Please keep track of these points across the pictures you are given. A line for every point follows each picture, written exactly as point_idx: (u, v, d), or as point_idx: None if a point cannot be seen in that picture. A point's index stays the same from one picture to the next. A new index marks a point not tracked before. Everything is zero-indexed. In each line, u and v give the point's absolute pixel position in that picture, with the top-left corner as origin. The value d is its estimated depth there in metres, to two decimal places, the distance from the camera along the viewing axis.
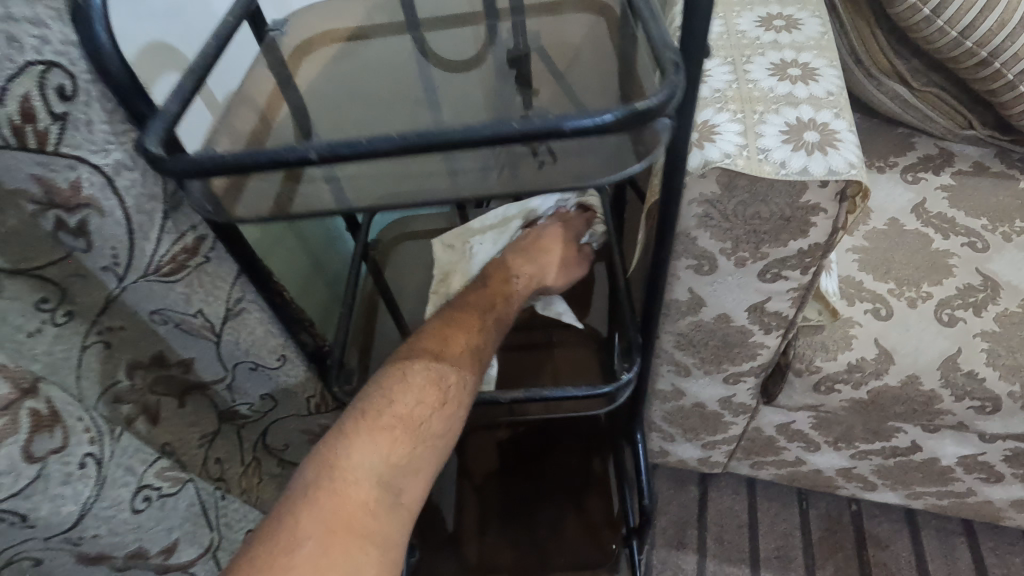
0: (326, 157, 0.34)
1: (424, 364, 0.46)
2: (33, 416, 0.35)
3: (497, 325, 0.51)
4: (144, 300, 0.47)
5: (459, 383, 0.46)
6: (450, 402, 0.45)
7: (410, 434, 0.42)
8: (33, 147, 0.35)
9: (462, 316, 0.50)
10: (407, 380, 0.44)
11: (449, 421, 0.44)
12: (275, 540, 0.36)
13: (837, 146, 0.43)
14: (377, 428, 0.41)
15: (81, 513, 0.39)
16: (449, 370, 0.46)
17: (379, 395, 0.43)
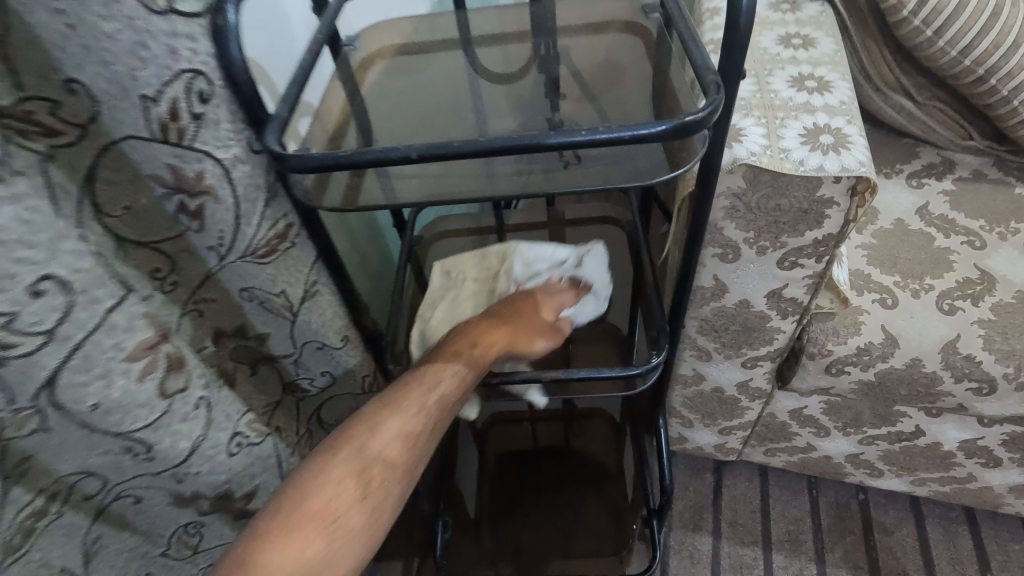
0: (425, 157, 0.40)
1: (352, 451, 0.41)
2: (168, 357, 0.41)
3: (446, 405, 0.47)
4: (237, 278, 0.52)
5: (395, 473, 0.42)
6: (379, 494, 0.40)
7: (325, 536, 0.37)
8: (173, 141, 0.41)
9: (409, 394, 0.45)
10: (331, 470, 0.40)
11: (374, 518, 0.40)
12: None
13: (849, 148, 0.49)
14: (296, 523, 0.37)
15: (191, 451, 0.46)
16: (380, 460, 0.41)
17: (301, 484, 0.39)
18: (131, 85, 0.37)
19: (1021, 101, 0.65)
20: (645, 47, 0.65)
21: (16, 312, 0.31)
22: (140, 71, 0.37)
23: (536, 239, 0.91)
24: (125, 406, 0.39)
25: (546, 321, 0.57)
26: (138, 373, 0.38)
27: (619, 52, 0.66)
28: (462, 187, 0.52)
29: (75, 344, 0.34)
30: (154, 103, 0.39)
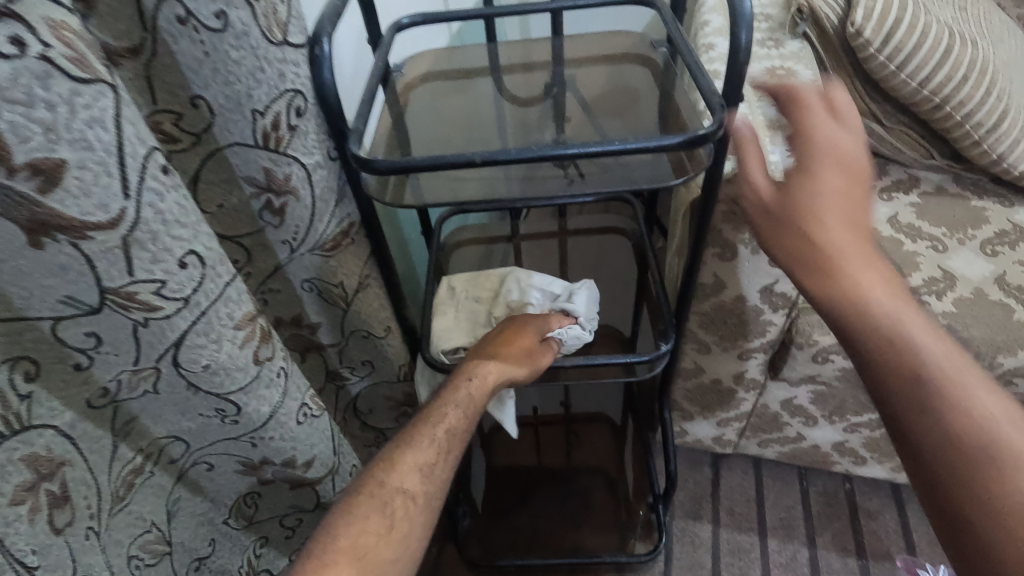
0: (487, 160, 0.49)
1: (384, 486, 0.49)
2: (262, 329, 0.48)
3: (446, 440, 0.54)
4: (302, 270, 0.60)
5: (411, 501, 0.49)
6: (411, 512, 0.49)
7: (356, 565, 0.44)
8: (271, 147, 0.49)
9: (413, 438, 0.53)
10: (354, 513, 0.47)
11: (396, 546, 0.47)
12: None
13: None
14: (348, 552, 0.45)
15: (270, 415, 0.52)
16: (406, 488, 0.50)
17: (347, 524, 0.47)
18: (246, 101, 0.46)
19: (973, 125, 0.76)
20: (651, 77, 0.75)
21: (166, 280, 0.38)
22: (255, 90, 0.45)
23: (547, 247, 1.00)
24: (227, 368, 0.46)
25: (524, 350, 0.65)
26: (241, 339, 0.46)
27: (629, 80, 0.76)
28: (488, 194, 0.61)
29: (202, 311, 0.42)
30: (262, 115, 0.47)
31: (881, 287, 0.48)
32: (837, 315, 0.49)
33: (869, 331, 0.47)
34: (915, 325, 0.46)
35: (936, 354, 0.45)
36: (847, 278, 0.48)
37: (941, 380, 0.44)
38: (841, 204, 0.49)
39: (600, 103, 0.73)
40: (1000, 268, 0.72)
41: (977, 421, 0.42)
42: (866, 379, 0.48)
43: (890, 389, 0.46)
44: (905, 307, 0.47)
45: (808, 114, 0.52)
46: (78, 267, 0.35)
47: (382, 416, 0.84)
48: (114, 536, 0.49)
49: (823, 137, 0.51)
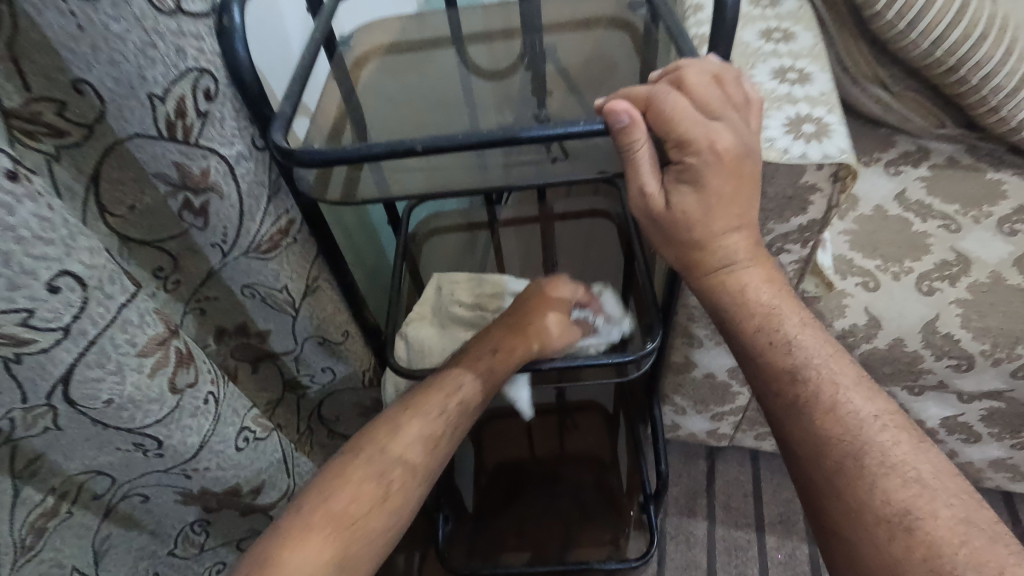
0: (429, 149, 0.41)
1: (371, 460, 0.51)
2: (178, 352, 0.42)
3: (452, 415, 0.56)
4: (240, 275, 0.53)
5: (404, 470, 0.52)
6: (391, 494, 0.51)
7: (345, 529, 0.48)
8: (179, 138, 0.42)
9: (422, 401, 0.56)
10: (352, 474, 0.50)
11: (375, 520, 0.49)
12: None
13: (830, 136, 0.51)
14: (318, 522, 0.47)
15: (201, 445, 0.46)
16: (393, 465, 0.52)
17: (327, 488, 0.49)
18: (139, 84, 0.38)
19: (990, 90, 0.68)
20: (632, 44, 0.67)
21: (33, 309, 0.32)
22: (148, 70, 0.38)
23: (527, 234, 0.93)
24: (136, 401, 0.40)
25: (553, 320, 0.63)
26: (149, 368, 0.39)
27: (607, 49, 0.68)
28: (455, 180, 0.51)
29: (90, 340, 0.35)
30: (161, 101, 0.40)
31: (788, 305, 0.43)
32: (734, 332, 0.44)
33: (769, 358, 0.42)
34: (827, 354, 0.41)
35: (848, 386, 0.40)
36: (744, 292, 0.43)
37: (853, 419, 0.39)
38: (729, 208, 0.41)
39: (575, 76, 0.65)
40: (1020, 249, 0.66)
41: (894, 469, 0.37)
42: (772, 412, 0.42)
43: (795, 425, 0.40)
44: (812, 331, 0.42)
45: (710, 93, 0.39)
46: None
47: (352, 422, 0.79)
48: None
49: (676, 122, 0.37)
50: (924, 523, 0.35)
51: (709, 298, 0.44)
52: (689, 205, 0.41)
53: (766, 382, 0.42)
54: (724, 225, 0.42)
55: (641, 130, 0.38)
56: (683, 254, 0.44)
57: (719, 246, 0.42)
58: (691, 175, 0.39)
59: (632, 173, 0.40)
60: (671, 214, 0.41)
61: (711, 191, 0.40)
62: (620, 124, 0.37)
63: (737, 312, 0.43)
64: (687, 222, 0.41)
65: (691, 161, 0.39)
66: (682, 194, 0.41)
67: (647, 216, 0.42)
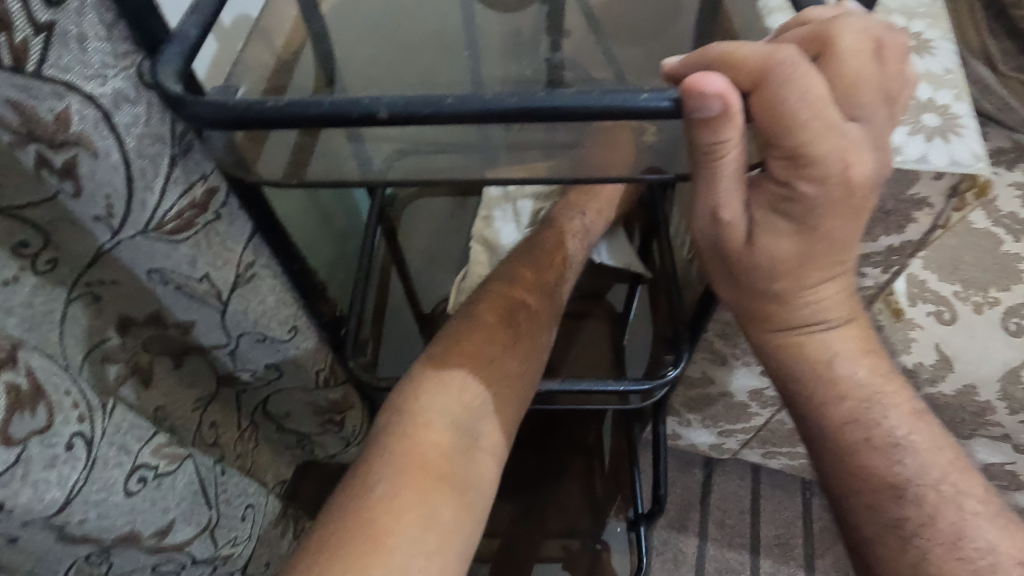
0: (398, 117, 0.26)
1: (496, 300, 0.46)
2: (13, 391, 0.29)
3: (562, 272, 0.51)
4: (143, 257, 0.40)
5: (532, 314, 0.47)
6: (524, 339, 0.45)
7: (480, 370, 0.43)
8: (7, 64, 0.27)
9: (530, 260, 0.50)
10: (480, 315, 0.45)
11: (504, 370, 0.44)
12: (366, 463, 0.40)
13: (961, 134, 0.37)
14: (444, 371, 0.43)
15: (68, 499, 0.33)
16: (525, 304, 0.47)
17: (453, 331, 0.45)
18: None
19: None
20: None
21: None
22: None
23: None
24: None
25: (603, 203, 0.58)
26: None
27: None
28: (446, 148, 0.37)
29: None
30: None
31: (892, 389, 0.35)
32: (821, 424, 0.35)
33: (859, 458, 0.34)
34: (945, 467, 0.34)
35: (971, 511, 0.33)
36: (839, 378, 0.34)
37: (982, 560, 0.31)
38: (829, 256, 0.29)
39: (611, 16, 0.50)
40: None
41: None
42: (862, 527, 0.35)
43: (897, 552, 0.33)
44: (925, 426, 0.35)
45: (866, 73, 0.24)
46: None
47: (304, 420, 0.66)
48: None
49: (795, 124, 0.24)
50: None
51: (782, 366, 0.35)
52: (785, 252, 0.29)
53: (858, 489, 0.35)
54: (819, 276, 0.30)
55: (736, 126, 0.24)
56: (753, 305, 0.33)
57: (812, 307, 0.32)
58: (802, 211, 0.27)
59: (708, 187, 0.27)
60: (752, 257, 0.29)
61: (819, 235, 0.28)
62: (706, 114, 0.24)
63: (824, 396, 0.35)
64: (769, 271, 0.30)
65: (807, 191, 0.26)
66: (778, 233, 0.28)
67: (714, 249, 0.30)
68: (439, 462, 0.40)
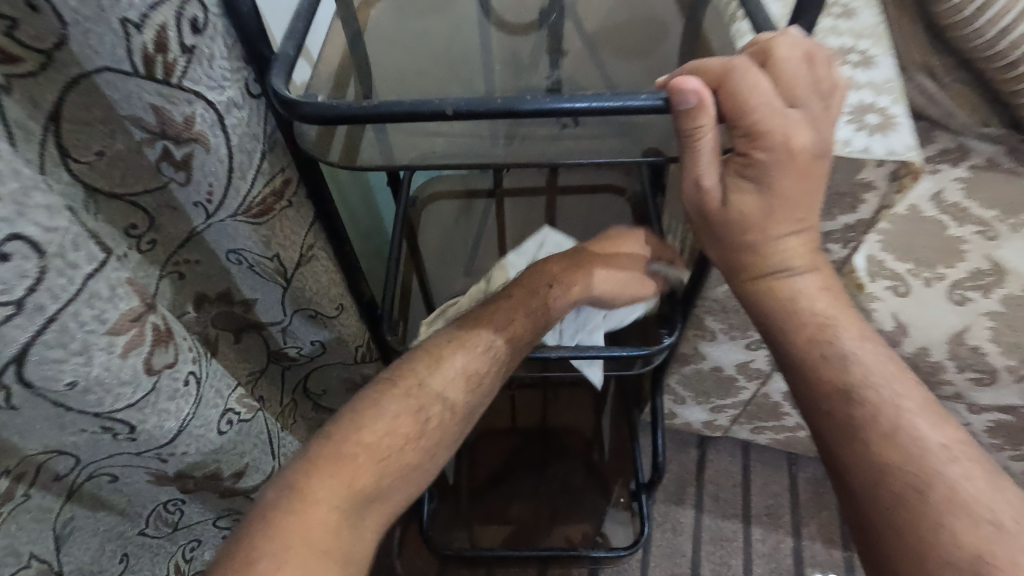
0: (462, 113, 0.34)
1: (411, 387, 0.45)
2: (155, 330, 0.36)
3: (490, 360, 0.49)
4: (225, 239, 0.48)
5: (444, 404, 0.46)
6: (430, 432, 0.45)
7: (376, 460, 0.41)
8: (159, 78, 0.35)
9: (466, 337, 0.49)
10: (393, 399, 0.44)
11: (397, 462, 0.42)
12: (237, 551, 0.35)
13: (895, 130, 0.46)
14: (342, 453, 0.40)
15: (179, 430, 0.41)
16: (437, 397, 0.46)
17: (356, 413, 0.43)
18: (109, 5, 0.31)
19: None
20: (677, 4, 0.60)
21: None
22: None
23: (530, 207, 0.85)
24: (105, 383, 0.34)
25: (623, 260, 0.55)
26: (120, 350, 0.34)
27: (647, 8, 0.61)
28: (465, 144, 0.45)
29: (49, 317, 0.29)
30: (137, 30, 0.33)
31: (845, 318, 0.38)
32: (785, 345, 0.39)
33: (819, 373, 0.37)
34: (890, 374, 0.36)
35: (912, 411, 0.34)
36: (797, 304, 0.38)
37: (919, 446, 0.33)
38: (789, 210, 0.36)
39: (609, 38, 0.59)
40: None
41: (968, 507, 0.31)
42: (822, 434, 0.37)
43: (851, 449, 0.35)
44: (873, 346, 0.38)
45: (800, 73, 0.33)
46: None
47: (339, 396, 0.74)
48: None
49: (750, 109, 0.32)
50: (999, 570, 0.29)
51: (752, 303, 0.40)
52: (748, 205, 0.36)
53: (815, 398, 0.37)
54: (782, 227, 0.37)
55: (709, 115, 0.32)
56: (730, 256, 0.39)
57: (777, 252, 0.38)
58: (758, 172, 0.34)
59: (692, 163, 0.35)
60: (727, 215, 0.37)
61: (775, 193, 0.35)
62: (686, 106, 0.32)
63: (786, 324, 0.39)
64: (741, 225, 0.37)
65: (761, 158, 0.33)
66: (742, 191, 0.36)
67: (699, 214, 0.38)
68: (325, 539, 0.36)
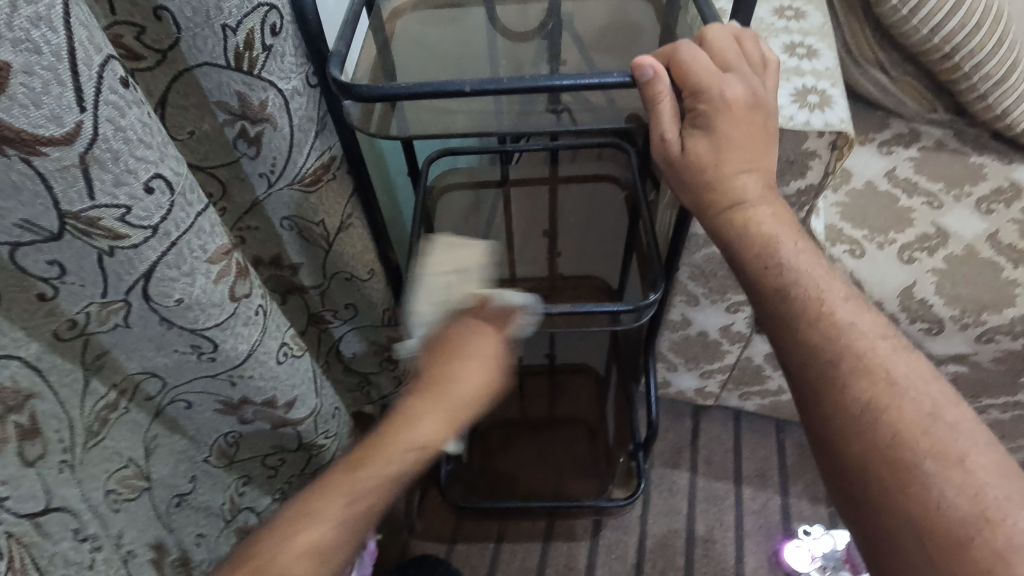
0: (479, 90, 0.45)
1: (337, 479, 0.42)
2: (238, 265, 0.46)
3: (430, 430, 0.45)
4: (280, 208, 0.58)
5: (373, 476, 0.43)
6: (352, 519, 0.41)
7: (302, 568, 0.39)
8: (245, 70, 0.46)
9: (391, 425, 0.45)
10: (321, 493, 0.42)
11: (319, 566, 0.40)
12: None
13: (830, 107, 0.56)
14: (256, 572, 0.39)
15: (249, 353, 0.51)
16: (361, 491, 0.42)
17: (283, 527, 0.41)
18: (214, 14, 0.42)
19: (978, 77, 0.78)
20: (654, 12, 0.70)
21: (131, 206, 0.36)
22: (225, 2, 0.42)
23: (533, 195, 0.98)
24: (201, 303, 0.44)
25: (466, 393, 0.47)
26: (214, 275, 0.43)
27: (629, 16, 0.72)
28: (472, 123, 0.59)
29: (172, 242, 0.39)
30: (233, 32, 0.43)
31: (789, 235, 0.46)
32: (738, 261, 0.46)
33: (765, 278, 0.44)
34: (820, 275, 0.44)
35: (835, 301, 0.43)
36: (749, 227, 0.45)
37: (838, 327, 0.41)
38: (738, 150, 0.45)
39: (598, 41, 0.70)
40: (993, 227, 0.75)
41: (872, 370, 0.39)
42: (771, 332, 0.45)
43: (788, 336, 0.43)
44: (809, 255, 0.45)
45: (729, 50, 0.46)
46: (33, 188, 0.32)
47: (365, 360, 0.83)
48: (90, 470, 0.48)
49: (693, 74, 0.44)
50: (890, 412, 0.38)
51: (714, 230, 0.47)
52: (702, 148, 0.45)
53: (762, 299, 0.45)
54: (734, 166, 0.45)
55: (664, 80, 0.44)
56: (694, 196, 0.47)
57: (733, 188, 0.45)
58: (705, 120, 0.44)
59: (654, 118, 0.46)
60: (687, 158, 0.46)
61: (722, 136, 0.45)
62: (645, 77, 0.44)
63: (739, 245, 0.46)
64: (699, 165, 0.45)
65: (704, 108, 0.44)
66: (695, 138, 0.45)
67: (666, 163, 0.47)
68: None
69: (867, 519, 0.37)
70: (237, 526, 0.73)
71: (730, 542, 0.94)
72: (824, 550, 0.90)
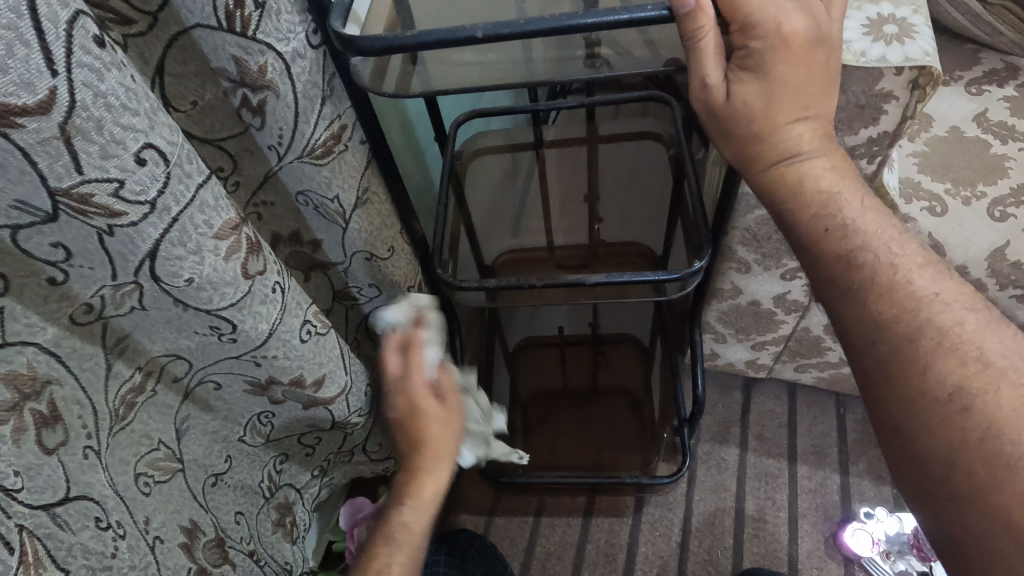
0: (490, 36, 0.41)
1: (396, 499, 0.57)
2: (248, 240, 0.42)
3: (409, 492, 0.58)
4: (296, 181, 0.55)
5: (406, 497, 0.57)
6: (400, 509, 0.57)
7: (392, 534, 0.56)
8: (237, 31, 0.42)
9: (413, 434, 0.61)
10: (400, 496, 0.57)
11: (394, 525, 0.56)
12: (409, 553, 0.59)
13: (914, 37, 0.47)
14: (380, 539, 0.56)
15: (269, 334, 0.48)
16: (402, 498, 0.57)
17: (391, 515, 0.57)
18: None
19: None
20: None
21: (123, 180, 0.33)
22: None
23: (571, 158, 0.92)
24: (214, 283, 0.41)
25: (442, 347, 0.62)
26: (224, 252, 0.40)
27: None
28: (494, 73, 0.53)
29: (173, 218, 0.36)
30: None
31: (849, 190, 0.41)
32: (791, 223, 0.42)
33: (825, 245, 0.40)
34: (892, 242, 0.40)
35: (911, 269, 0.39)
36: (802, 182, 0.41)
37: (911, 300, 0.38)
38: (796, 93, 0.39)
39: None
40: None
41: (954, 349, 0.36)
42: (829, 305, 0.41)
43: (857, 311, 0.39)
44: (874, 215, 0.41)
45: None
46: (18, 165, 0.30)
47: None
48: (118, 454, 0.48)
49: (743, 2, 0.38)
50: (983, 398, 0.35)
51: (767, 194, 0.42)
52: (752, 94, 0.40)
53: (822, 272, 0.41)
54: (790, 113, 0.40)
55: (704, 16, 0.38)
56: (742, 149, 0.42)
57: (785, 138, 0.41)
58: (754, 61, 0.39)
59: (694, 62, 0.40)
60: (733, 107, 0.40)
61: (774, 79, 0.39)
62: (685, 9, 0.37)
63: (794, 206, 0.41)
64: (745, 116, 0.40)
65: (755, 46, 0.38)
66: (745, 83, 0.40)
67: (707, 110, 0.41)
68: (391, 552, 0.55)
69: (944, 513, 0.35)
70: (276, 503, 0.73)
71: (783, 523, 0.89)
72: (888, 532, 0.85)
